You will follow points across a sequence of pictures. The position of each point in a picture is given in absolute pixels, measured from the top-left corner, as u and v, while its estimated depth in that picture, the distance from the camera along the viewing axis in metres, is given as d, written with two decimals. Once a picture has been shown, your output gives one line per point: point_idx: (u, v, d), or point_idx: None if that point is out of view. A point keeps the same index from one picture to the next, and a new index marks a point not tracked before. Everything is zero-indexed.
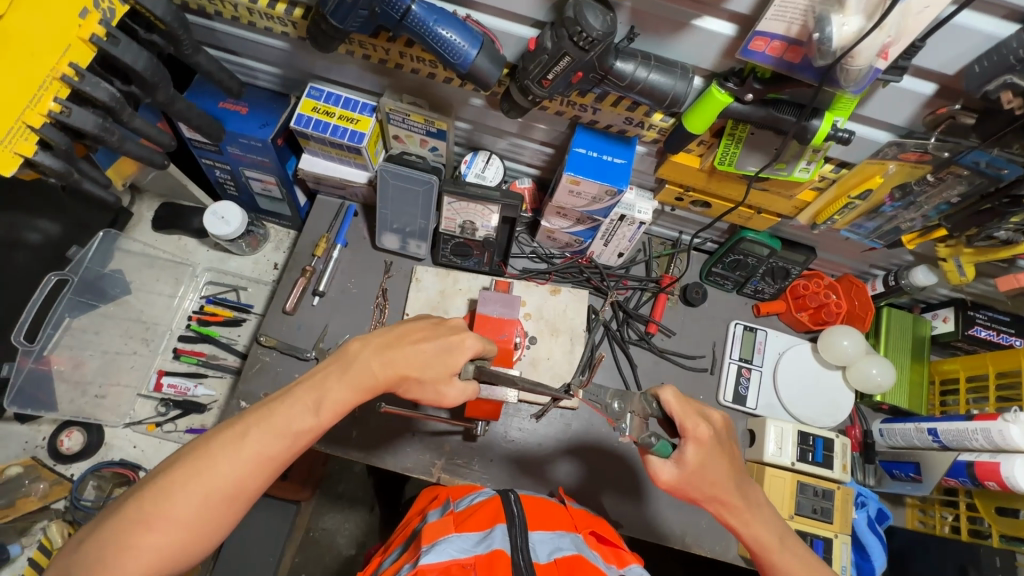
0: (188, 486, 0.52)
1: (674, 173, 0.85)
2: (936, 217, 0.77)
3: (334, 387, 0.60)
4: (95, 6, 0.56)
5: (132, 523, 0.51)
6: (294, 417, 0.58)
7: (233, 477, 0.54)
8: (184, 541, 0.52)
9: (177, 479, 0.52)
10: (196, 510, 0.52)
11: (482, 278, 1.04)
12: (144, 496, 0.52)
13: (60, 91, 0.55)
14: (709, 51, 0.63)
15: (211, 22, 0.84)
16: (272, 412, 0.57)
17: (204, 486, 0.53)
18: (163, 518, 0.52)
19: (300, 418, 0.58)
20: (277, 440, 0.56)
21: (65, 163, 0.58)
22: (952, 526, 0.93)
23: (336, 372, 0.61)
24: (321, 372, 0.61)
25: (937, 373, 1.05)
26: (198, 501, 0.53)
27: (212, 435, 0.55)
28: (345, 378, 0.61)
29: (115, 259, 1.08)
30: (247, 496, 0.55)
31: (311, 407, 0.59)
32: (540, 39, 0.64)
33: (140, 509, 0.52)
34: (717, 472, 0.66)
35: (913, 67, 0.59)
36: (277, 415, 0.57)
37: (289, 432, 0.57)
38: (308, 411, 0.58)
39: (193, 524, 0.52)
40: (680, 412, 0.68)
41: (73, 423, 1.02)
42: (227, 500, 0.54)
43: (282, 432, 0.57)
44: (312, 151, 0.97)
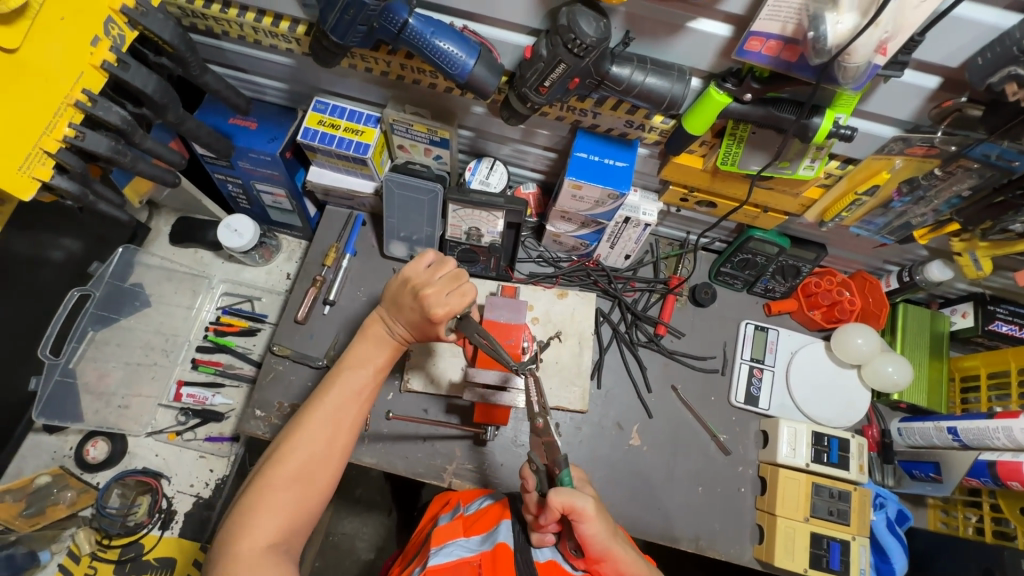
0: (296, 450, 0.63)
1: (678, 175, 0.84)
2: (947, 211, 0.75)
3: (372, 354, 0.71)
4: (106, 33, 0.58)
5: (262, 485, 0.61)
6: (352, 384, 0.69)
7: (324, 437, 0.65)
8: (304, 496, 0.62)
9: (282, 448, 0.63)
10: (307, 466, 0.63)
11: (489, 284, 1.05)
12: (261, 470, 0.62)
13: (74, 116, 0.57)
14: (705, 52, 0.63)
15: (219, 41, 0.86)
16: (331, 383, 0.68)
17: (310, 447, 0.64)
18: (284, 478, 0.61)
19: (353, 386, 0.69)
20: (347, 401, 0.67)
21: (81, 185, 0.60)
22: (976, 528, 0.91)
23: (365, 345, 0.72)
24: (356, 347, 0.72)
25: (957, 370, 1.02)
26: (306, 460, 0.63)
27: (301, 409, 0.66)
28: (376, 345, 0.72)
29: (135, 272, 1.12)
30: (340, 446, 0.66)
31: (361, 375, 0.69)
32: (536, 47, 0.64)
33: (266, 474, 0.61)
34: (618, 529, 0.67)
35: (915, 61, 0.58)
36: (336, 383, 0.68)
37: (351, 394, 0.68)
38: (360, 376, 0.69)
39: (308, 480, 0.63)
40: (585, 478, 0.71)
41: (98, 433, 1.06)
42: (324, 456, 0.64)
43: (347, 393, 0.68)
44: (319, 163, 0.99)
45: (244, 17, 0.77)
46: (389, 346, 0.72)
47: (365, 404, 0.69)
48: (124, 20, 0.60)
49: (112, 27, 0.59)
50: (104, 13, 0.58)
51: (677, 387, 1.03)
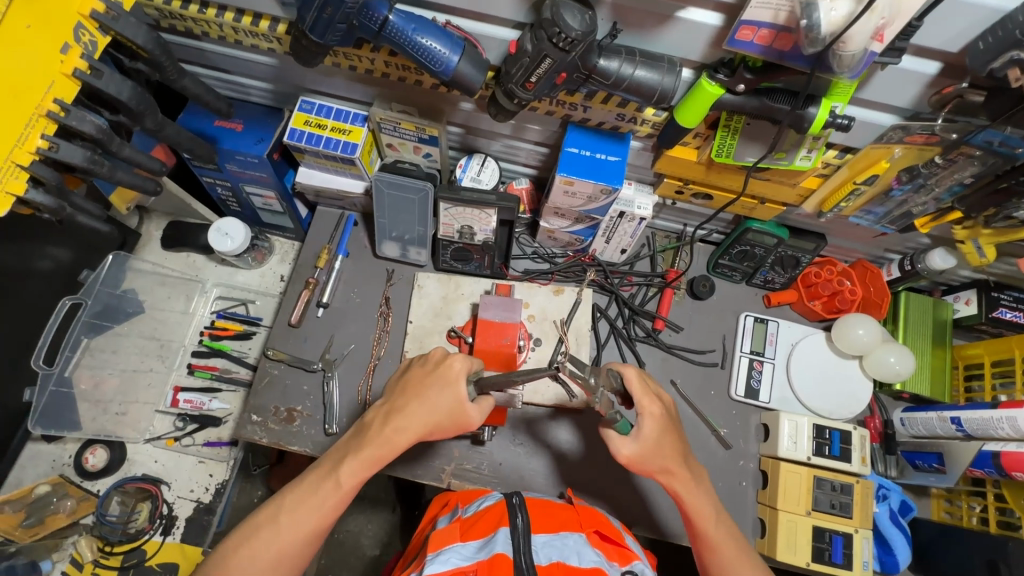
0: (244, 554, 0.63)
1: (671, 167, 0.82)
2: (949, 198, 0.73)
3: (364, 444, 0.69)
4: (77, 40, 0.57)
5: (224, 557, 0.63)
6: (324, 494, 0.66)
7: (295, 523, 0.65)
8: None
9: (233, 551, 0.63)
10: (268, 551, 0.63)
11: (484, 282, 1.04)
12: (208, 567, 0.63)
13: (46, 127, 0.56)
14: (696, 42, 0.61)
15: (200, 42, 0.84)
16: (303, 487, 0.67)
17: (278, 531, 0.64)
18: (245, 558, 0.63)
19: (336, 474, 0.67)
20: (313, 509, 0.65)
21: (58, 198, 0.59)
22: (981, 517, 0.90)
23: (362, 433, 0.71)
24: (350, 437, 0.71)
25: (960, 358, 1.01)
26: (267, 545, 0.63)
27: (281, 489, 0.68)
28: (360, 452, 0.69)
29: (127, 279, 1.12)
30: (292, 557, 0.64)
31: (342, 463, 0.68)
32: (521, 42, 0.62)
33: (231, 549, 0.63)
34: (669, 446, 0.71)
35: (914, 47, 0.55)
36: (305, 488, 0.67)
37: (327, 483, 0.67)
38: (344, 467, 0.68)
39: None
40: (640, 392, 0.71)
41: (96, 441, 1.05)
42: (273, 567, 0.63)
43: (315, 501, 0.66)
44: (307, 163, 0.97)
45: (222, 17, 0.75)
46: (376, 454, 0.68)
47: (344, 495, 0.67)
48: (95, 25, 0.58)
49: (82, 33, 0.57)
50: (73, 18, 0.56)
51: (676, 382, 1.02)
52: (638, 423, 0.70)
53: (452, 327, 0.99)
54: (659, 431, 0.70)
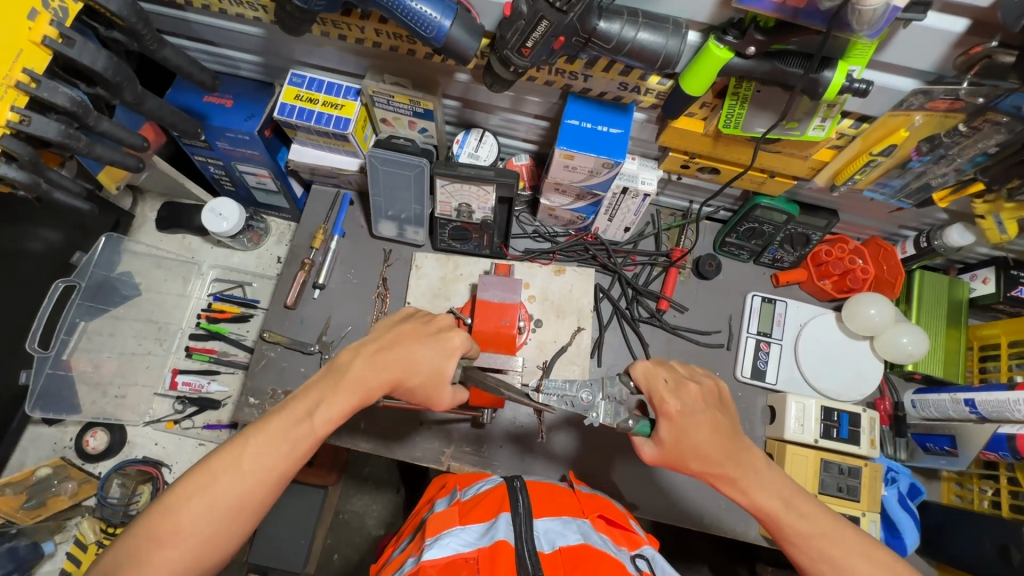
0: (200, 498, 0.54)
1: (676, 140, 0.79)
2: (971, 169, 0.69)
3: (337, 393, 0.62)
4: (45, 6, 0.54)
5: (169, 511, 0.53)
6: (296, 434, 0.59)
7: (254, 474, 0.56)
8: (199, 553, 0.53)
9: (184, 496, 0.53)
10: (224, 505, 0.54)
11: (483, 262, 1.01)
12: (151, 516, 0.53)
13: (17, 99, 0.53)
14: (703, 2, 0.57)
15: (184, 12, 0.81)
16: (269, 424, 0.58)
17: (237, 483, 0.55)
18: (196, 512, 0.53)
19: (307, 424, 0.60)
20: (281, 451, 0.58)
21: (33, 174, 0.57)
22: (992, 501, 0.88)
23: (336, 380, 0.63)
24: (322, 379, 0.63)
25: (976, 338, 0.98)
26: (224, 497, 0.54)
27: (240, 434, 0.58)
28: (340, 389, 0.62)
29: (122, 261, 1.09)
30: (257, 505, 0.56)
31: (309, 411, 0.60)
32: (516, 3, 0.58)
33: (177, 502, 0.53)
34: (698, 441, 0.64)
35: (940, 2, 0.51)
36: (276, 427, 0.58)
37: (297, 437, 0.59)
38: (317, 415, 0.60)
39: (204, 547, 0.53)
40: (648, 392, 0.66)
41: (96, 424, 1.06)
42: (230, 516, 0.55)
43: (283, 447, 0.58)
44: (300, 140, 0.94)
45: None
46: (354, 396, 0.62)
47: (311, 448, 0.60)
48: None
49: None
50: None
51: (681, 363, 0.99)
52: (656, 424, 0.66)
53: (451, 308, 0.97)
54: (675, 430, 0.65)
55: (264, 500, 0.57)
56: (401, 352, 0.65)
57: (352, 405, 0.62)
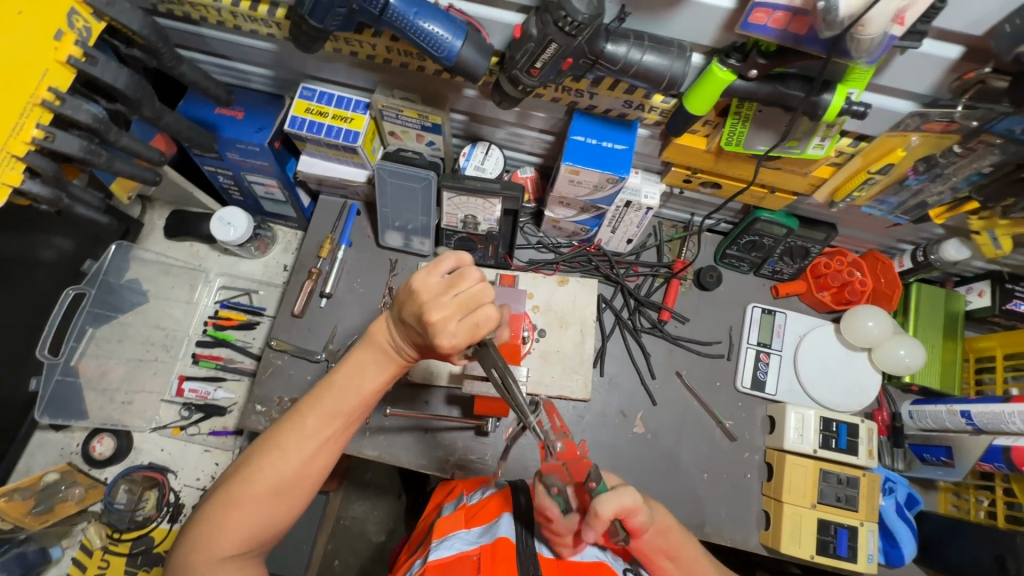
0: (271, 467, 0.58)
1: (679, 156, 0.81)
2: (966, 188, 0.71)
3: (372, 370, 0.63)
4: (70, 26, 0.55)
5: (225, 501, 0.57)
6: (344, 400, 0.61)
7: (302, 456, 0.59)
8: (276, 512, 0.59)
9: (256, 465, 0.58)
10: (278, 487, 0.58)
11: (488, 272, 1.03)
12: (230, 484, 0.58)
13: (42, 116, 0.55)
14: (707, 26, 0.59)
15: (198, 27, 0.83)
16: (322, 398, 0.61)
17: (287, 467, 0.59)
18: (252, 499, 0.57)
19: (348, 400, 0.61)
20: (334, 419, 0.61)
21: (55, 188, 0.58)
22: (988, 511, 0.89)
23: (369, 354, 0.63)
24: (354, 356, 0.63)
25: (972, 350, 1.00)
26: (276, 481, 0.58)
27: (283, 420, 0.60)
28: (379, 360, 0.63)
29: (132, 268, 1.10)
30: (321, 467, 0.61)
31: (355, 388, 0.62)
32: (526, 26, 0.60)
33: (231, 493, 0.57)
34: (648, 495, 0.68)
35: (935, 30, 0.53)
36: (324, 403, 0.61)
37: (339, 413, 0.61)
38: (356, 391, 0.62)
39: (262, 524, 0.58)
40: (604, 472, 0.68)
41: (103, 429, 1.07)
42: (298, 479, 0.59)
43: (331, 422, 0.61)
44: (309, 152, 0.96)
45: (221, 2, 0.74)
46: (392, 368, 0.64)
47: (355, 420, 0.63)
48: (89, 11, 0.57)
49: (76, 19, 0.55)
50: (66, 4, 0.55)
51: (682, 373, 1.01)
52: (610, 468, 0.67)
53: None
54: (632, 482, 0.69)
55: (327, 460, 0.62)
56: (414, 330, 0.59)
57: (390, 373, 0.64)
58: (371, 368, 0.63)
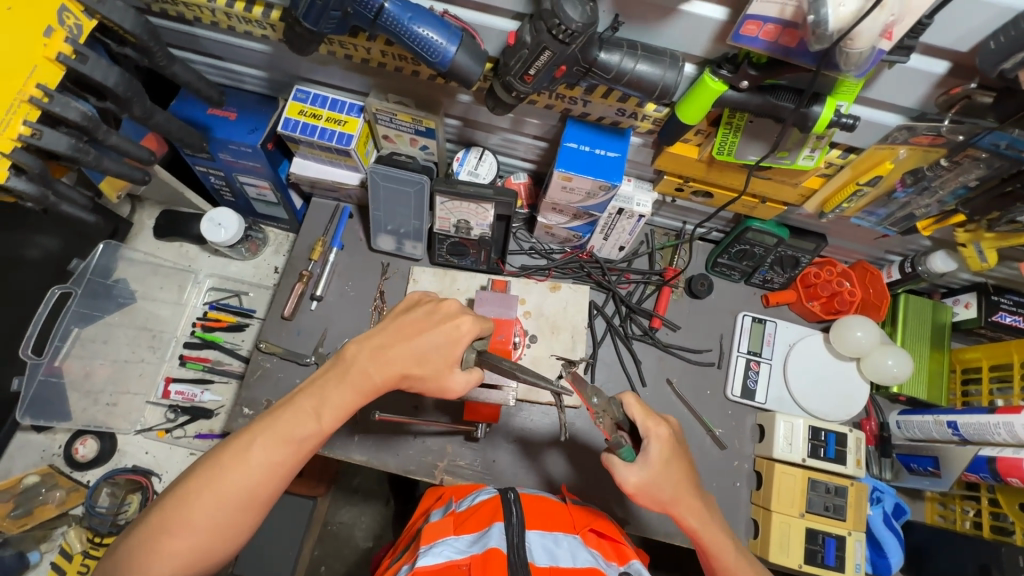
0: (209, 489, 0.55)
1: (671, 164, 0.81)
2: (953, 202, 0.72)
3: (335, 392, 0.62)
4: (61, 23, 0.55)
5: (159, 525, 0.54)
6: (300, 422, 0.60)
7: (247, 481, 0.56)
8: (209, 542, 0.55)
9: (194, 490, 0.55)
10: (216, 514, 0.55)
11: (480, 277, 1.03)
12: (166, 506, 0.55)
13: (29, 113, 0.54)
14: (699, 36, 0.60)
15: (192, 28, 0.83)
16: (275, 419, 0.59)
17: (227, 493, 0.55)
18: (187, 525, 0.54)
19: (303, 425, 0.59)
20: (287, 443, 0.58)
21: (41, 186, 0.58)
22: (974, 521, 0.90)
23: (334, 378, 0.62)
24: (321, 378, 0.63)
25: (958, 361, 1.00)
26: (214, 509, 0.55)
27: (229, 441, 0.58)
28: (345, 384, 0.62)
29: (119, 267, 1.09)
30: (265, 496, 0.57)
31: (314, 412, 0.61)
32: (520, 33, 0.61)
33: (166, 517, 0.54)
34: (677, 471, 0.68)
35: (923, 45, 0.54)
36: (277, 425, 0.58)
37: (291, 438, 0.59)
38: (310, 417, 0.60)
39: (195, 556, 0.54)
40: (642, 416, 0.69)
41: (86, 431, 1.05)
42: (241, 507, 0.56)
43: (283, 447, 0.58)
44: (302, 154, 0.95)
45: (215, 3, 0.74)
46: (356, 394, 0.62)
47: (307, 448, 0.60)
48: (81, 9, 0.57)
49: (66, 17, 0.55)
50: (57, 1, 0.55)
51: (672, 381, 1.01)
52: (644, 446, 0.68)
53: None
54: (665, 458, 0.67)
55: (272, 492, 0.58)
56: (412, 330, 0.65)
57: (355, 401, 0.62)
58: (331, 393, 0.61)
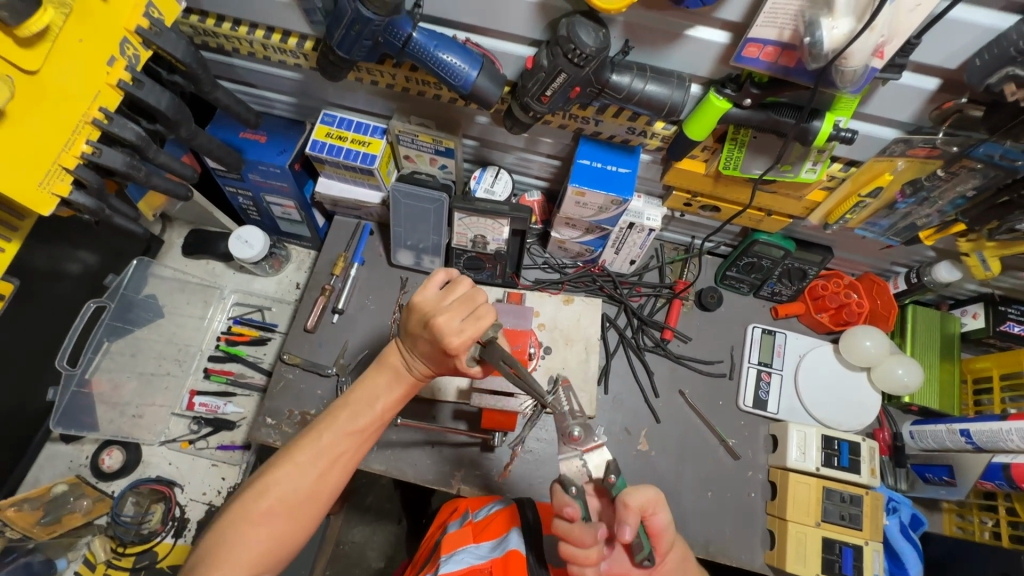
0: (279, 484, 0.62)
1: (680, 180, 0.85)
2: (952, 211, 0.75)
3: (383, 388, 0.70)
4: (122, 53, 0.60)
5: (241, 514, 0.61)
6: (353, 418, 0.67)
7: (316, 471, 0.64)
8: (283, 534, 0.62)
9: (272, 480, 0.62)
10: (291, 501, 0.62)
11: (495, 291, 1.06)
12: (247, 496, 0.62)
13: (91, 134, 0.59)
14: (704, 59, 0.64)
15: (230, 58, 0.89)
16: (336, 416, 0.67)
17: (301, 479, 0.63)
18: (266, 511, 0.61)
19: (359, 417, 0.67)
20: (345, 442, 0.66)
21: (98, 200, 0.62)
22: (993, 532, 0.90)
23: (380, 375, 0.70)
24: (369, 375, 0.71)
25: (969, 371, 1.02)
26: (289, 496, 0.62)
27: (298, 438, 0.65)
28: (391, 380, 0.70)
29: (149, 285, 1.14)
30: (327, 489, 0.65)
31: (367, 406, 0.68)
32: (537, 58, 0.65)
33: (245, 505, 0.61)
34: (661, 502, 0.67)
35: (914, 63, 0.58)
36: (339, 420, 0.66)
37: (352, 430, 0.66)
38: (365, 410, 0.68)
39: (275, 540, 0.61)
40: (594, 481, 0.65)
41: (113, 442, 1.08)
42: (313, 495, 0.64)
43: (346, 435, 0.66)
44: (327, 174, 1.01)
45: (253, 35, 0.80)
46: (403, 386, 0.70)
47: (368, 438, 0.68)
48: (139, 40, 0.62)
49: (127, 48, 0.61)
50: (120, 33, 0.60)
51: (684, 392, 1.03)
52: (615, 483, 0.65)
53: None
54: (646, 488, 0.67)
55: (336, 483, 0.66)
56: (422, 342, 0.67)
57: (403, 392, 0.70)
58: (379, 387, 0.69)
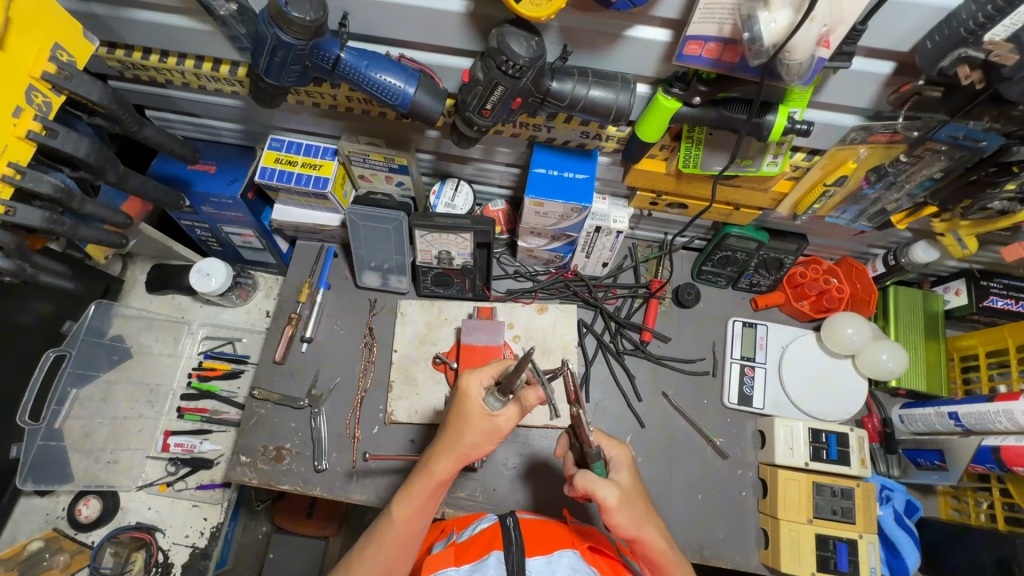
0: None
1: (642, 180, 0.82)
2: (922, 194, 0.72)
3: (417, 496, 0.70)
4: (29, 102, 0.57)
5: None
6: (388, 541, 0.69)
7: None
8: None
9: None
10: None
11: (466, 305, 1.04)
12: None
13: (2, 191, 0.56)
14: (648, 59, 0.61)
15: (166, 89, 0.86)
16: (382, 538, 0.70)
17: None
18: None
19: (395, 529, 0.70)
20: (388, 554, 0.69)
21: (18, 260, 0.60)
22: (988, 514, 0.88)
23: (417, 483, 0.71)
24: (408, 483, 0.72)
25: (955, 349, 1.00)
26: None
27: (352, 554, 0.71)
28: (425, 487, 0.70)
29: (115, 325, 1.10)
30: None
31: (402, 516, 0.70)
32: (473, 70, 0.62)
33: None
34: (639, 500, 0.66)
35: (864, 49, 0.55)
36: (382, 537, 0.70)
37: (389, 548, 0.69)
38: (399, 524, 0.70)
39: None
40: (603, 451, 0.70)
41: (88, 491, 1.05)
42: None
43: (386, 549, 0.69)
44: (282, 200, 0.97)
45: (184, 65, 0.77)
46: (427, 493, 0.70)
47: (409, 548, 0.70)
48: (48, 87, 0.59)
49: (34, 96, 0.57)
50: (25, 82, 0.56)
51: (668, 394, 1.00)
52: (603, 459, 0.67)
53: (437, 353, 1.00)
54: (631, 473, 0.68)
55: None
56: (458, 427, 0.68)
57: (428, 497, 0.70)
58: (414, 500, 0.70)
